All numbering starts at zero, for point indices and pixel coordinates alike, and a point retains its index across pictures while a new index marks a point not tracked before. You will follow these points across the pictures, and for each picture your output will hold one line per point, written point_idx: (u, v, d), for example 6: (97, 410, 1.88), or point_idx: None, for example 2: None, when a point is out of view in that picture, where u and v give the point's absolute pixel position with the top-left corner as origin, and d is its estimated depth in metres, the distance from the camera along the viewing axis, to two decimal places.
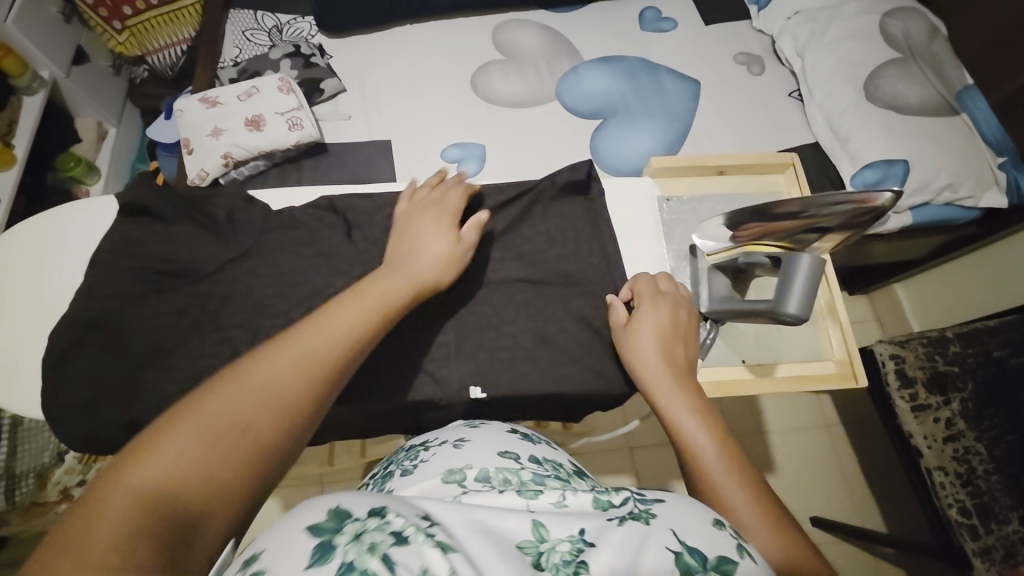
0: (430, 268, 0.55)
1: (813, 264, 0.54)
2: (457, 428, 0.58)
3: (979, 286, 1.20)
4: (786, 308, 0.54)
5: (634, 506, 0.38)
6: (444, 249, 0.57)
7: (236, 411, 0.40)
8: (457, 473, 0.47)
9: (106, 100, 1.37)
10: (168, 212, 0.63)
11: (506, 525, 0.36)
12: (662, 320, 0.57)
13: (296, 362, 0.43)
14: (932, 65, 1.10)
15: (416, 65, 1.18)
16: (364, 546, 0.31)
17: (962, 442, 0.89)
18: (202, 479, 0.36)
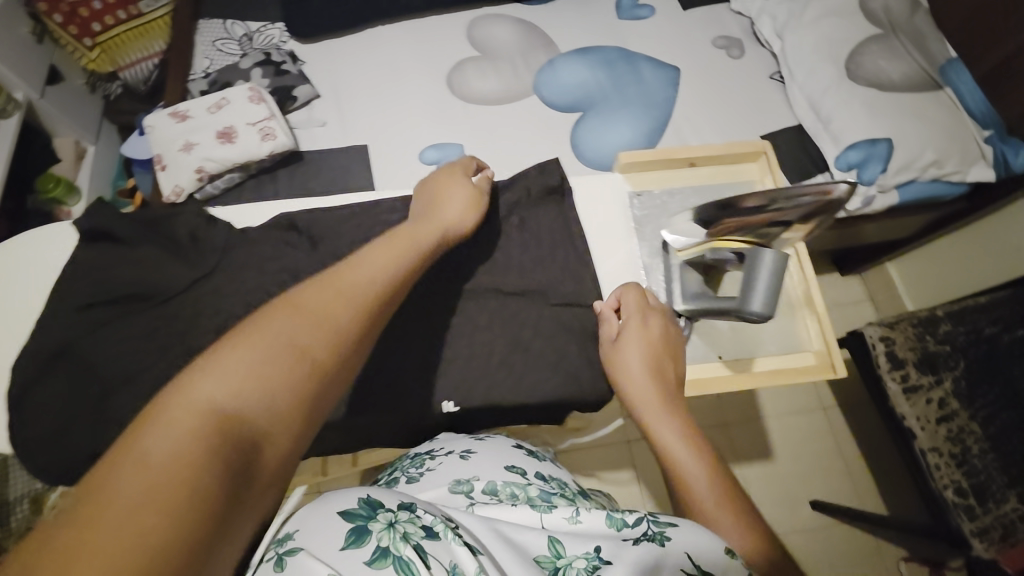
0: (456, 213, 0.59)
1: (776, 259, 0.54)
2: (459, 438, 0.58)
3: (970, 261, 1.18)
4: (748, 306, 0.54)
5: (648, 528, 0.40)
6: (467, 196, 0.61)
7: (296, 335, 0.39)
8: (465, 484, 0.48)
9: (83, 118, 1.35)
10: (129, 235, 0.63)
11: (525, 539, 0.40)
12: (652, 337, 0.56)
13: (345, 295, 0.44)
14: (913, 39, 1.08)
15: (390, 66, 1.16)
16: (398, 534, 0.37)
17: (956, 422, 0.88)
18: (266, 396, 0.35)
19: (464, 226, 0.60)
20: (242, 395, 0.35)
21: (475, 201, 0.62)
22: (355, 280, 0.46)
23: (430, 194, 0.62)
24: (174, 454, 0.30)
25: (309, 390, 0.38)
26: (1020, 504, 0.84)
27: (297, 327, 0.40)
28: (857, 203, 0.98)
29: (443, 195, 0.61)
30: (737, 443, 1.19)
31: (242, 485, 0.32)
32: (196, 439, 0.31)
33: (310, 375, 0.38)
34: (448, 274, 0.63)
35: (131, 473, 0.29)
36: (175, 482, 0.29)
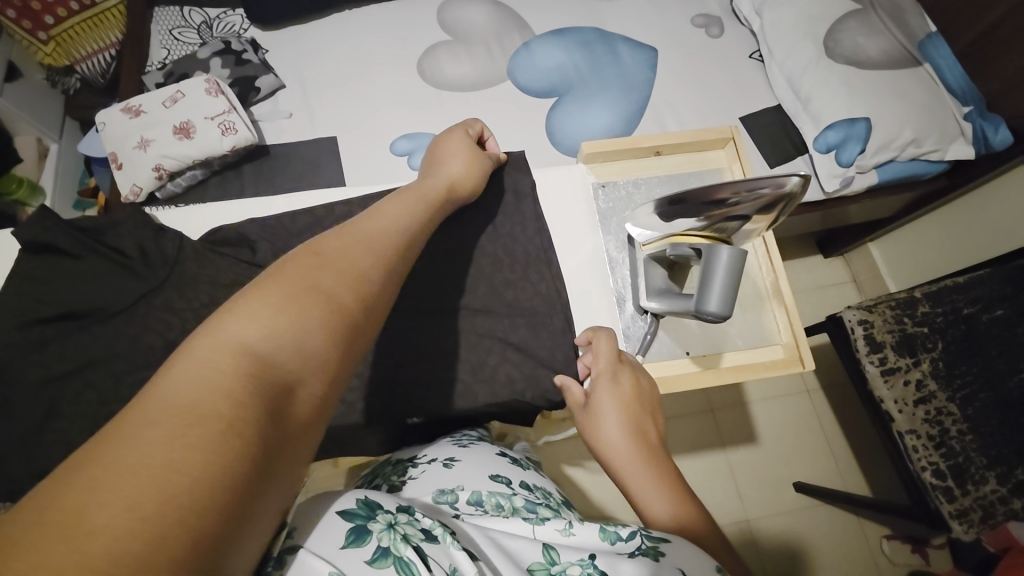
0: (458, 169, 0.56)
1: (733, 258, 0.51)
2: (443, 442, 0.54)
3: (948, 240, 1.18)
4: (706, 307, 0.51)
5: (641, 542, 0.39)
6: (466, 153, 0.58)
7: (327, 277, 0.35)
8: (449, 494, 0.44)
9: (45, 115, 1.29)
10: (76, 248, 0.56)
11: (517, 547, 0.39)
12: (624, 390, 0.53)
13: (368, 242, 0.40)
14: (892, 14, 1.05)
15: (358, 53, 1.11)
16: (399, 534, 0.35)
17: (933, 404, 0.88)
18: (302, 338, 0.31)
19: (468, 188, 0.57)
20: (275, 339, 0.30)
21: (478, 163, 0.59)
22: (374, 231, 0.42)
23: (436, 153, 0.58)
24: (203, 395, 0.26)
25: (344, 336, 0.33)
26: (998, 486, 0.84)
27: (326, 270, 0.36)
28: (835, 185, 0.97)
29: (447, 153, 0.58)
30: (722, 428, 1.19)
31: (274, 430, 0.28)
32: (228, 380, 0.27)
33: (342, 321, 0.34)
34: (412, 275, 0.59)
35: (162, 412, 0.25)
36: (208, 423, 0.25)
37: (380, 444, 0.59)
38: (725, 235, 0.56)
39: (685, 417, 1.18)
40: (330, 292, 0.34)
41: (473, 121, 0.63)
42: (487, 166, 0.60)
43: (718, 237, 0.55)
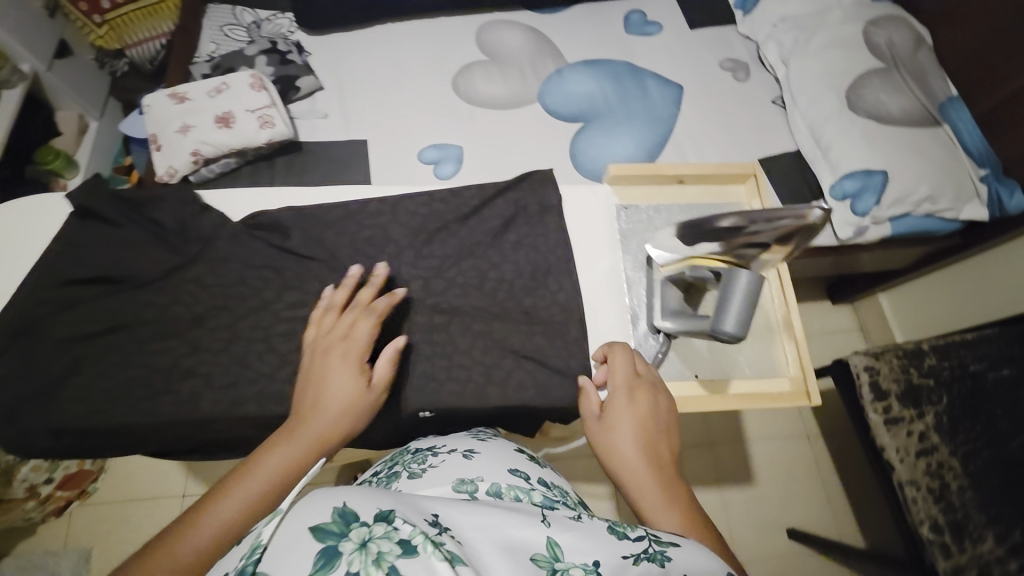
0: (345, 406, 0.49)
1: (752, 282, 0.51)
2: (461, 437, 0.56)
3: (961, 298, 1.18)
4: (722, 326, 0.52)
5: (648, 545, 0.35)
6: (357, 388, 0.49)
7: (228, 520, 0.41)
8: (469, 484, 0.45)
9: (89, 93, 1.35)
10: (122, 217, 0.59)
11: (519, 535, 0.35)
12: (638, 407, 0.51)
13: (211, 515, 0.41)
14: (915, 75, 1.07)
15: (396, 63, 1.16)
16: (370, 557, 0.29)
17: (935, 457, 0.88)
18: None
19: (335, 440, 0.48)
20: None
21: (354, 405, 0.49)
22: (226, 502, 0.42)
23: (311, 378, 0.50)
24: None
25: None
26: (999, 547, 0.81)
27: (211, 523, 0.40)
28: (849, 232, 0.99)
29: (325, 383, 0.49)
30: (720, 464, 1.19)
31: None
32: None
33: None
34: (435, 275, 0.60)
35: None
36: None
37: (384, 436, 0.59)
38: (745, 261, 0.56)
39: (682, 450, 1.18)
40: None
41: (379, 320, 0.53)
42: (367, 405, 0.50)
43: (738, 262, 0.55)
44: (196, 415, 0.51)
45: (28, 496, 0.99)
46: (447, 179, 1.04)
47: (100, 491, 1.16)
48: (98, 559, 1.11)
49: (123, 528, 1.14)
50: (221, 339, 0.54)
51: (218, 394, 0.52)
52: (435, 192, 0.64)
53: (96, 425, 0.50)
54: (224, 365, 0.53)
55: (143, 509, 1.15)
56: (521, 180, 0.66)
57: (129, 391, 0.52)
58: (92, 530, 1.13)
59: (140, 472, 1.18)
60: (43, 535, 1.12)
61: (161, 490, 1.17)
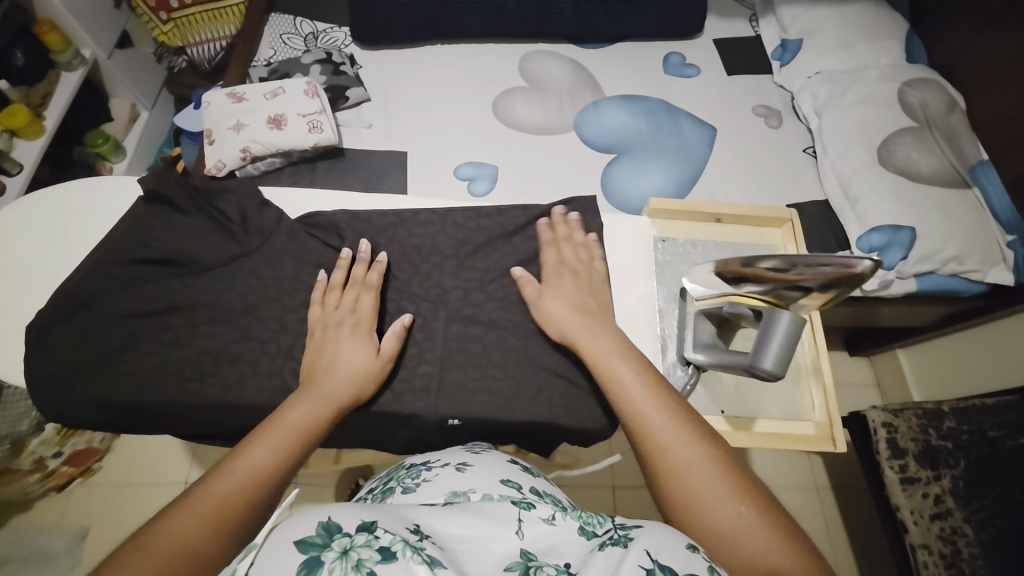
0: (358, 374, 0.52)
1: (792, 322, 0.53)
2: (454, 451, 0.53)
3: (981, 361, 1.17)
4: (760, 364, 0.53)
5: (614, 533, 0.37)
6: (370, 355, 0.53)
7: (262, 457, 0.43)
8: (461, 496, 0.44)
9: (144, 84, 1.42)
10: (188, 204, 0.62)
11: (495, 544, 0.36)
12: (568, 288, 0.60)
13: (243, 464, 0.42)
14: (947, 137, 1.09)
15: (442, 83, 1.21)
16: (350, 563, 0.31)
17: (949, 521, 0.86)
18: (243, 514, 0.39)
19: (350, 399, 0.50)
20: (218, 514, 0.38)
21: (366, 374, 0.52)
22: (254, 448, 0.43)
23: (322, 350, 0.53)
24: None
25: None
26: None
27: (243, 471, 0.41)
28: (874, 285, 1.00)
29: (341, 352, 0.53)
30: None
31: None
32: None
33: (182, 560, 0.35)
34: (473, 287, 0.62)
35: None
36: None
37: (409, 441, 0.60)
38: (784, 302, 0.56)
39: None
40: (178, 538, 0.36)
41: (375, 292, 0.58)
42: (380, 369, 0.54)
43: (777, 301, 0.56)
44: (239, 399, 0.53)
45: (34, 468, 1.02)
46: (480, 197, 1.07)
47: (103, 471, 1.15)
48: (92, 539, 1.09)
49: (120, 511, 1.11)
50: (269, 330, 0.56)
51: (262, 381, 0.54)
52: (482, 209, 0.67)
53: (144, 398, 0.53)
54: (270, 354, 0.55)
55: (143, 494, 1.13)
56: (565, 205, 0.68)
57: (177, 369, 0.54)
58: (91, 509, 1.11)
59: (145, 455, 1.16)
60: (42, 509, 1.11)
61: (164, 475, 1.15)
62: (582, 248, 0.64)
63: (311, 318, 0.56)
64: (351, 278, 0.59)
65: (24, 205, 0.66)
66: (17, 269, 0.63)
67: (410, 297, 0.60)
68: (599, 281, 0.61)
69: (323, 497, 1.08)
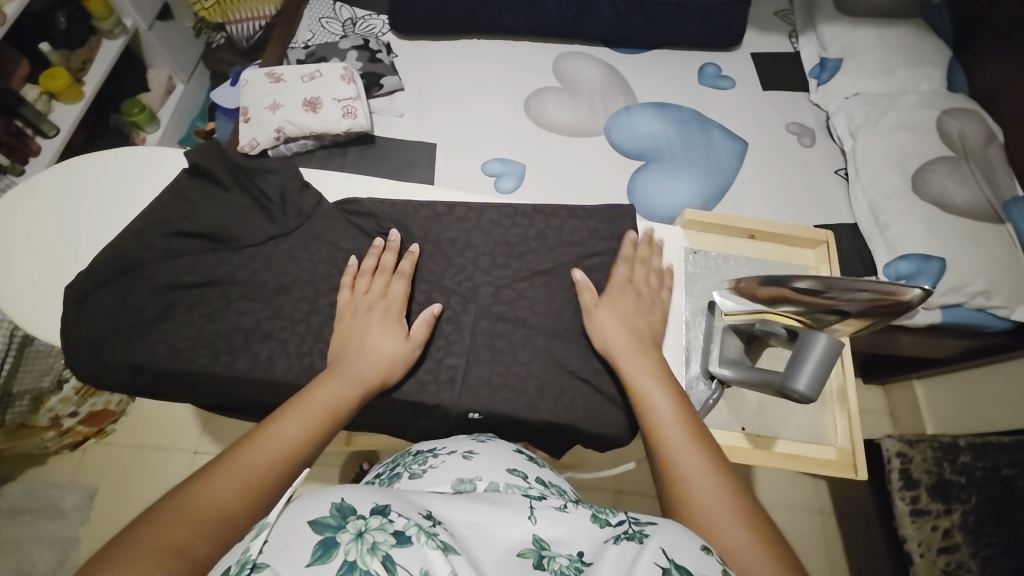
0: (387, 359, 0.53)
1: (830, 346, 0.52)
2: (459, 439, 0.54)
3: (998, 399, 1.15)
4: (793, 385, 0.53)
5: (628, 527, 0.37)
6: (399, 343, 0.54)
7: (294, 434, 0.44)
8: (468, 483, 0.44)
9: (181, 57, 1.44)
10: (229, 181, 0.63)
11: (506, 531, 0.36)
12: (626, 303, 0.60)
13: (273, 438, 0.43)
14: (984, 170, 1.07)
15: (475, 77, 1.21)
16: (366, 546, 0.31)
17: (956, 556, 0.85)
18: (272, 488, 0.40)
19: (376, 382, 0.51)
20: (249, 485, 0.39)
21: (394, 359, 0.53)
22: (284, 423, 0.44)
23: (353, 333, 0.54)
24: None
25: (212, 536, 0.35)
26: None
27: (273, 442, 0.43)
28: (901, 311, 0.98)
29: (368, 336, 0.54)
30: None
31: None
32: None
33: (212, 520, 0.36)
34: (501, 284, 0.62)
35: (164, 536, 0.34)
36: None
37: (428, 431, 0.61)
38: (818, 324, 0.57)
39: None
40: (213, 499, 0.37)
41: (406, 280, 0.59)
42: (408, 356, 0.54)
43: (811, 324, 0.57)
44: (268, 376, 0.54)
45: (50, 425, 1.05)
46: (506, 193, 1.07)
47: (117, 432, 1.17)
48: (102, 498, 1.11)
49: (131, 474, 1.14)
50: (301, 310, 0.57)
51: (292, 361, 0.55)
52: (517, 208, 0.67)
53: (176, 368, 0.54)
54: (300, 334, 0.56)
55: (154, 459, 1.15)
56: (599, 210, 0.68)
57: (209, 341, 0.55)
58: (103, 469, 1.14)
59: (158, 421, 1.19)
60: (55, 465, 1.14)
61: (175, 442, 1.17)
62: (655, 273, 0.64)
63: (340, 303, 0.57)
64: (382, 265, 0.59)
65: (68, 169, 0.68)
66: (59, 230, 0.65)
67: (439, 289, 0.61)
68: (658, 307, 0.62)
69: (329, 477, 1.09)
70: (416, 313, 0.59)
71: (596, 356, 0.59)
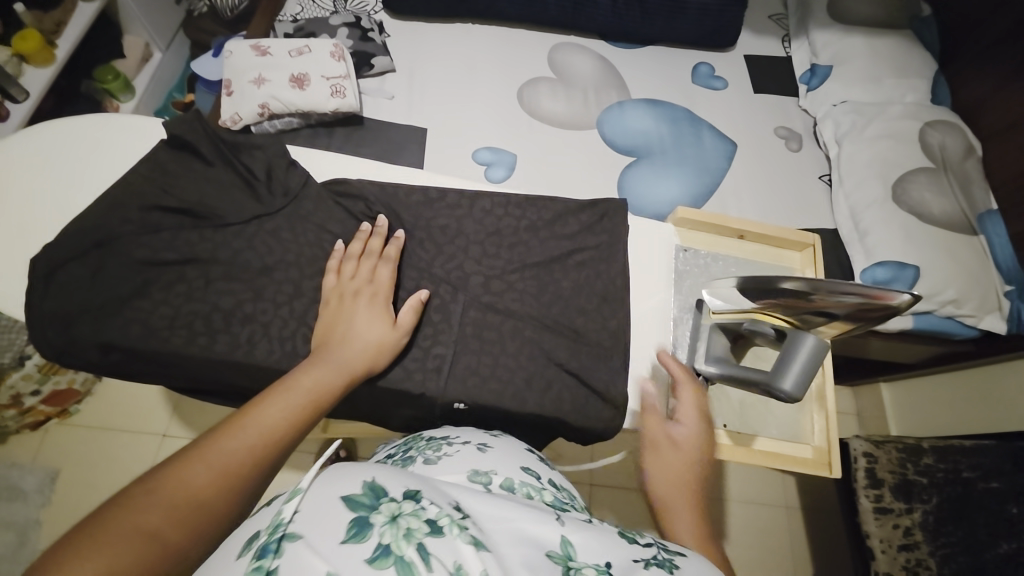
0: (373, 348, 0.52)
1: (816, 346, 0.53)
2: (474, 432, 0.53)
3: (959, 403, 1.20)
4: (780, 384, 0.54)
5: (657, 552, 0.36)
6: (383, 332, 0.53)
7: (273, 422, 0.42)
8: (483, 475, 0.43)
9: (161, 25, 1.37)
10: (212, 156, 0.61)
11: (535, 531, 0.34)
12: (682, 438, 0.54)
13: (255, 425, 0.41)
14: (961, 182, 1.11)
15: (468, 62, 1.19)
16: (401, 531, 0.30)
17: (915, 554, 0.91)
18: (250, 475, 0.39)
19: (363, 369, 0.50)
20: (227, 472, 0.38)
21: (380, 347, 0.52)
22: (266, 411, 0.43)
23: (339, 318, 0.53)
24: None
25: (188, 526, 0.34)
26: None
27: (254, 428, 0.41)
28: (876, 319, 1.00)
29: (354, 323, 0.52)
30: None
31: None
32: None
33: (187, 509, 0.34)
34: (491, 274, 0.62)
35: (136, 521, 0.32)
36: None
37: (411, 420, 0.60)
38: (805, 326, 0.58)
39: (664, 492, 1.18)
40: (188, 488, 0.35)
41: (392, 264, 0.57)
42: (395, 344, 0.53)
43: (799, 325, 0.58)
44: (248, 360, 0.53)
45: (11, 403, 1.00)
46: (496, 183, 1.06)
47: (82, 413, 1.13)
48: (65, 480, 1.07)
49: (97, 456, 1.10)
50: (284, 293, 0.56)
51: (274, 345, 0.53)
52: (509, 198, 0.66)
53: (149, 347, 0.52)
54: (283, 318, 0.55)
55: (121, 442, 1.12)
56: (592, 204, 0.67)
57: (187, 322, 0.53)
58: (67, 451, 1.10)
59: (126, 402, 1.15)
60: (14, 445, 1.09)
61: (143, 426, 1.13)
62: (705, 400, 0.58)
63: (325, 288, 0.55)
64: (369, 249, 0.58)
65: (36, 135, 0.64)
66: (25, 199, 0.61)
67: (429, 277, 0.60)
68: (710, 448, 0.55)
69: (305, 464, 1.08)
70: (403, 299, 0.58)
71: (584, 351, 0.60)
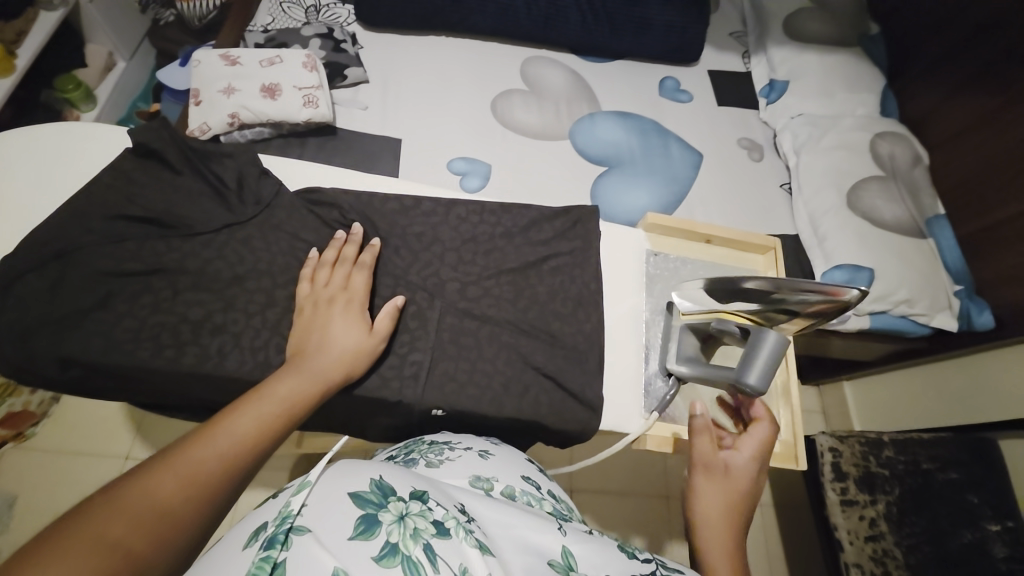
0: (348, 355, 0.51)
1: (777, 344, 0.56)
2: (476, 438, 0.54)
3: (917, 398, 1.27)
4: (746, 379, 0.56)
5: (656, 568, 0.39)
6: (359, 339, 0.52)
7: (245, 431, 0.41)
8: (485, 481, 0.44)
9: (125, 34, 1.34)
10: (180, 165, 0.60)
11: (539, 540, 0.37)
12: (734, 464, 0.57)
13: (227, 433, 0.40)
14: (910, 190, 1.18)
15: (442, 73, 1.21)
16: (408, 530, 0.33)
17: (881, 543, 0.93)
18: (219, 485, 0.38)
19: (339, 376, 0.50)
20: (196, 481, 0.37)
21: (356, 355, 0.52)
22: (238, 420, 0.42)
23: (313, 326, 0.52)
24: None
25: (152, 538, 0.33)
26: None
27: (225, 437, 0.40)
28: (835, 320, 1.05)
29: (330, 330, 0.52)
30: None
31: None
32: None
33: (153, 519, 0.33)
34: (467, 280, 0.62)
35: (99, 530, 0.31)
36: None
37: (389, 429, 0.59)
38: (770, 323, 0.60)
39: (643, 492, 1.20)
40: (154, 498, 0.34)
41: (366, 270, 0.57)
42: (372, 351, 0.53)
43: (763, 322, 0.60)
44: (217, 371, 0.51)
45: None
46: (471, 192, 1.07)
47: (40, 434, 1.06)
48: (22, 506, 1.01)
49: (57, 479, 1.04)
50: (256, 303, 0.55)
51: (246, 355, 0.52)
52: (484, 205, 0.67)
53: (112, 361, 0.50)
54: (255, 327, 0.54)
55: (80, 465, 1.06)
56: (566, 211, 0.69)
57: (153, 333, 0.52)
58: (21, 478, 1.03)
59: (87, 422, 1.09)
60: None
61: (104, 447, 1.08)
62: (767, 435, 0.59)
63: (298, 296, 0.55)
64: (343, 257, 0.57)
65: None
66: None
67: (405, 284, 0.60)
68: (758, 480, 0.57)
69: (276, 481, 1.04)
70: (380, 306, 0.58)
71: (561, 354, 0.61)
